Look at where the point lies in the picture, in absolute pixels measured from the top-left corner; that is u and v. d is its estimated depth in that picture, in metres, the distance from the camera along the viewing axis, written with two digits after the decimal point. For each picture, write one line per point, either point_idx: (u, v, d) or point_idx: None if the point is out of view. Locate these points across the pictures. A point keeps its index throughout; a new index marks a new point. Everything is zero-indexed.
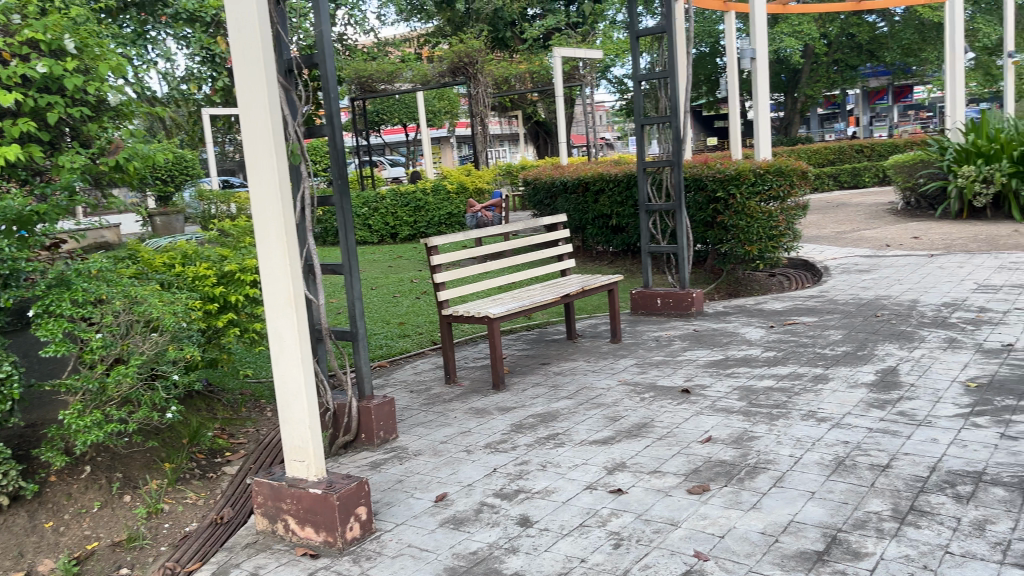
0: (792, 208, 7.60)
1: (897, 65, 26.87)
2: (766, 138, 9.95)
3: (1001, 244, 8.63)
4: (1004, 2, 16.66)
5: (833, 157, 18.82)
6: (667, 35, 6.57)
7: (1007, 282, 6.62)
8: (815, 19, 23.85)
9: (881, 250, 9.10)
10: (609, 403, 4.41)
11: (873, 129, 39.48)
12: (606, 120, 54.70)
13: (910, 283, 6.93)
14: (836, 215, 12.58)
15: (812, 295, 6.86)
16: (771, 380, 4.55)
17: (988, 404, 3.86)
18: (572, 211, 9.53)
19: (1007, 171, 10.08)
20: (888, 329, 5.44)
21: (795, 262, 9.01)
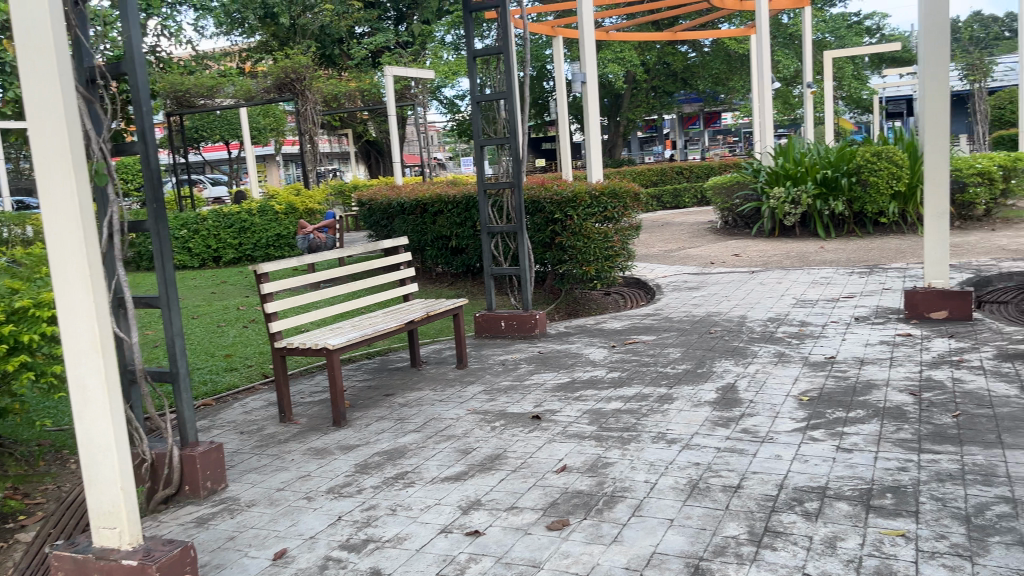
0: (626, 228, 7.80)
1: (708, 93, 28.78)
2: (599, 159, 10.20)
3: (812, 260, 9.29)
4: (800, 38, 18.23)
5: (656, 178, 19.68)
6: (503, 57, 6.53)
7: (821, 296, 7.08)
8: (634, 47, 25.09)
9: (707, 267, 9.53)
10: (459, 435, 4.22)
11: (688, 152, 42.11)
12: (438, 141, 54.92)
13: (737, 299, 7.26)
14: (662, 234, 13.15)
15: (649, 313, 7.01)
16: (619, 402, 4.53)
17: (822, 417, 4.01)
18: (409, 232, 9.31)
19: (812, 192, 10.94)
20: (723, 346, 5.61)
21: (629, 280, 9.30)
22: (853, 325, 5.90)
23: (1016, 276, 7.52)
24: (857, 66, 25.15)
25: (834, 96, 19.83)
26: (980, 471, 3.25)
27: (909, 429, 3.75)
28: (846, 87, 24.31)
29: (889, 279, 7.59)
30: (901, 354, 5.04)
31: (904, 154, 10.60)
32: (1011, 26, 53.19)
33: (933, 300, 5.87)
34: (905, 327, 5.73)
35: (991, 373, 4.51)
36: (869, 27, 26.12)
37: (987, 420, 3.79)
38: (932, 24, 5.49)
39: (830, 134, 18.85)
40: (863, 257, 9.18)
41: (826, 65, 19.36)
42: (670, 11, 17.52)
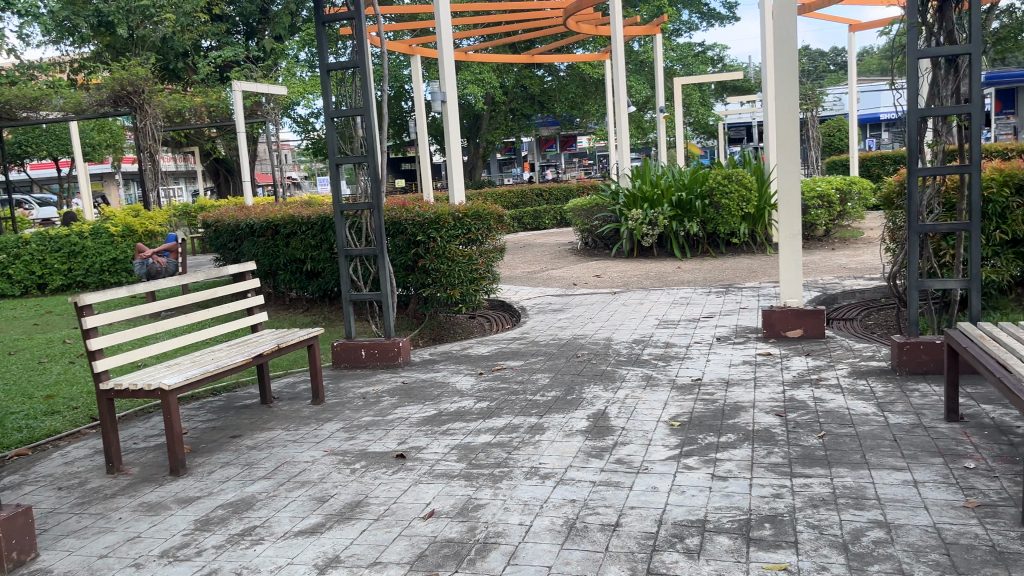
0: (490, 250, 7.63)
1: (564, 117, 29.45)
2: (461, 180, 10.00)
3: (670, 280, 9.48)
4: (651, 65, 18.91)
5: (516, 200, 19.73)
6: (360, 72, 6.21)
7: (682, 316, 7.15)
8: (493, 69, 25.28)
9: (570, 289, 9.52)
10: (315, 480, 3.84)
11: (546, 174, 42.96)
12: (292, 160, 53.35)
13: (601, 321, 7.22)
14: (524, 256, 13.13)
15: (514, 338, 6.84)
16: (488, 435, 4.28)
17: (694, 443, 3.92)
18: (260, 256, 8.74)
19: (668, 214, 11.22)
20: (591, 370, 5.50)
21: (494, 303, 9.14)
22: (716, 345, 5.95)
23: (857, 294, 7.92)
24: (702, 94, 26.47)
25: (683, 122, 20.70)
26: (851, 494, 3.23)
27: (779, 453, 3.72)
28: (694, 114, 25.52)
29: (744, 298, 7.81)
30: (764, 374, 5.09)
31: (752, 177, 11.07)
32: (834, 61, 57.95)
33: (789, 318, 6.01)
34: (765, 346, 5.83)
35: (849, 391, 4.60)
36: (712, 57, 27.58)
37: (852, 439, 3.82)
38: (782, 51, 5.69)
39: (680, 157, 19.61)
40: (718, 276, 9.46)
41: (676, 91, 20.20)
42: (527, 34, 17.69)
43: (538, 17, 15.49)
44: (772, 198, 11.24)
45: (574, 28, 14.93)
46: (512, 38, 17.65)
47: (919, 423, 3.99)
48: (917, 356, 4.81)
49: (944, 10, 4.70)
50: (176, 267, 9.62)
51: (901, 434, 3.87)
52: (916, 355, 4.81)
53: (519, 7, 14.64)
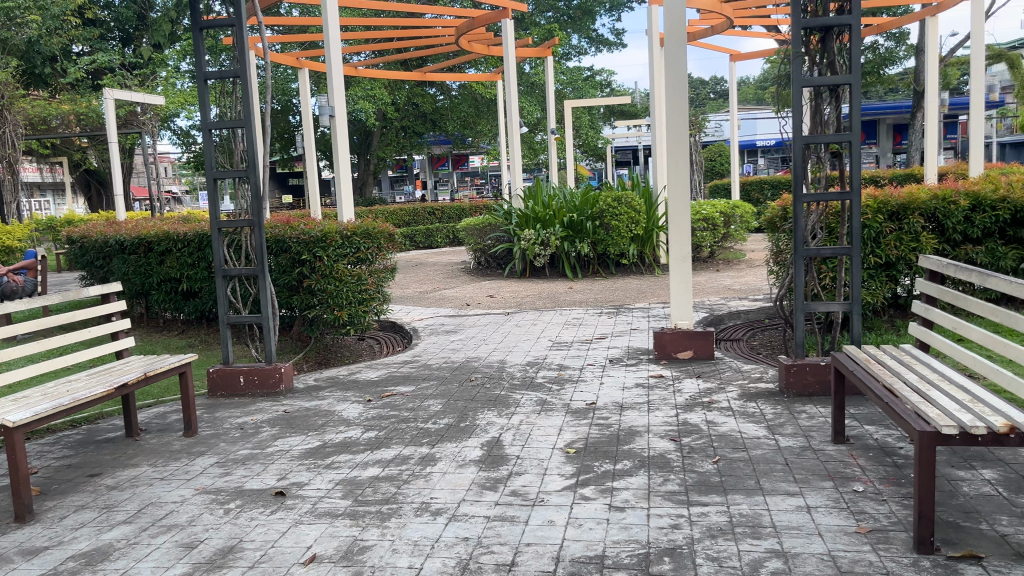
0: (381, 270, 7.36)
1: (456, 136, 29.40)
2: (350, 198, 9.67)
3: (563, 301, 9.47)
4: (542, 86, 19.11)
5: (408, 219, 19.51)
6: (241, 82, 5.87)
7: (575, 338, 7.10)
8: (384, 86, 24.97)
9: (462, 309, 9.35)
10: (183, 524, 3.49)
11: (438, 192, 42.85)
12: (172, 173, 51.10)
13: (494, 343, 7.07)
14: (415, 275, 12.90)
15: (405, 361, 6.60)
16: (376, 468, 4.03)
17: (590, 471, 3.81)
18: (131, 274, 8.16)
19: (559, 235, 11.27)
20: (484, 395, 5.33)
21: (384, 324, 8.86)
22: (609, 367, 5.90)
23: (743, 314, 8.11)
24: (592, 117, 27.01)
25: (573, 143, 21.01)
26: (748, 522, 3.19)
27: (676, 480, 3.66)
28: (583, 136, 26.00)
29: (635, 319, 7.85)
30: (657, 397, 5.05)
31: (641, 200, 11.22)
32: (714, 88, 60.57)
33: (680, 340, 6.04)
34: (657, 368, 5.82)
35: (740, 413, 4.62)
36: (601, 81, 28.22)
37: (746, 464, 3.81)
38: (673, 76, 5.75)
39: (571, 178, 19.85)
40: (610, 297, 9.52)
41: (567, 113, 20.47)
42: (418, 51, 17.47)
43: (430, 34, 15.29)
44: (660, 220, 11.45)
45: (466, 46, 14.82)
46: (402, 55, 17.39)
47: (808, 445, 4.03)
48: (803, 378, 4.89)
49: (826, 41, 4.84)
50: (35, 286, 8.95)
51: (791, 457, 3.89)
52: (802, 376, 4.89)
53: (411, 23, 14.39)
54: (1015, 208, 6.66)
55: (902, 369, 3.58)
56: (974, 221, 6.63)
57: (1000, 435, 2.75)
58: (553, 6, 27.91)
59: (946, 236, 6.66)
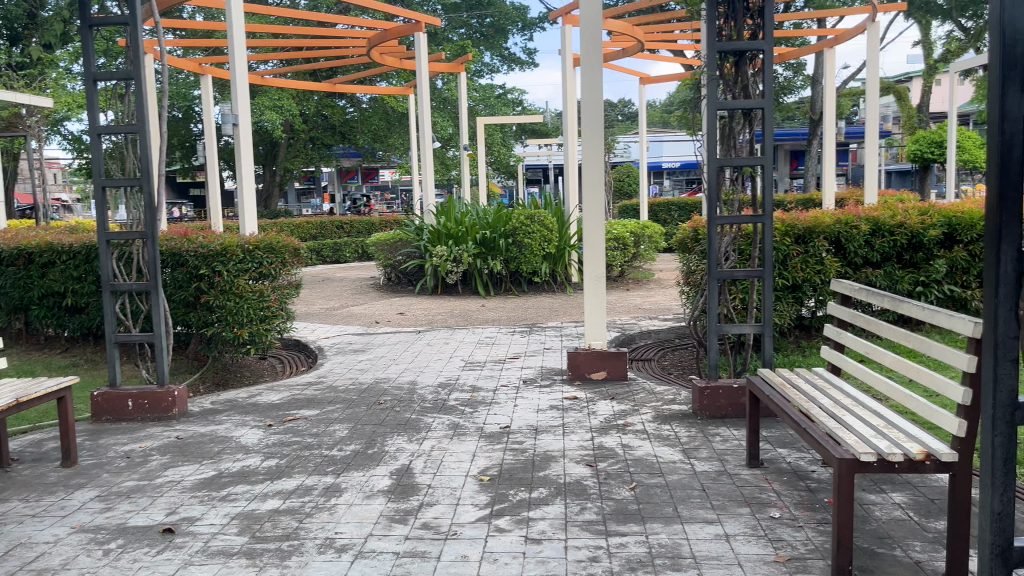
0: (285, 286, 7.04)
1: (366, 149, 28.93)
2: (253, 211, 9.27)
3: (475, 319, 9.32)
4: (455, 102, 19.00)
5: (315, 232, 19.02)
6: (134, 84, 5.50)
7: (488, 358, 6.94)
8: (292, 96, 24.38)
9: (371, 327, 9.06)
10: (55, 568, 3.14)
11: (347, 206, 42.17)
12: (62, 180, 48.51)
13: (404, 363, 6.84)
14: (322, 291, 12.51)
15: (310, 382, 6.29)
16: (275, 501, 3.76)
17: (505, 501, 3.65)
18: (8, 287, 7.54)
19: (472, 252, 11.12)
20: (393, 419, 5.10)
21: (287, 343, 8.51)
22: (523, 388, 5.77)
23: (654, 334, 8.15)
24: (504, 134, 27.11)
25: (485, 160, 20.96)
26: (668, 554, 3.09)
27: (593, 509, 3.54)
28: (495, 152, 26.03)
29: (548, 339, 7.76)
30: (572, 420, 4.94)
31: (553, 218, 11.19)
32: (622, 109, 62.01)
33: (594, 361, 5.97)
34: (571, 389, 5.72)
35: (655, 437, 4.56)
36: (513, 99, 28.39)
37: (663, 491, 3.73)
38: (588, 95, 5.72)
39: (483, 195, 19.79)
40: (522, 315, 9.43)
41: (479, 130, 20.41)
42: (328, 60, 17.07)
43: (341, 44, 14.93)
44: (572, 239, 11.47)
45: (378, 59, 14.55)
46: (312, 65, 16.94)
47: (723, 470, 3.99)
48: (716, 400, 4.88)
49: (740, 66, 4.90)
50: None
51: (708, 482, 3.83)
52: (715, 399, 4.88)
53: (321, 32, 14.01)
54: (912, 233, 6.92)
55: (815, 394, 3.58)
56: (875, 246, 6.86)
57: (916, 462, 2.75)
58: (466, 22, 27.94)
59: (848, 259, 6.86)
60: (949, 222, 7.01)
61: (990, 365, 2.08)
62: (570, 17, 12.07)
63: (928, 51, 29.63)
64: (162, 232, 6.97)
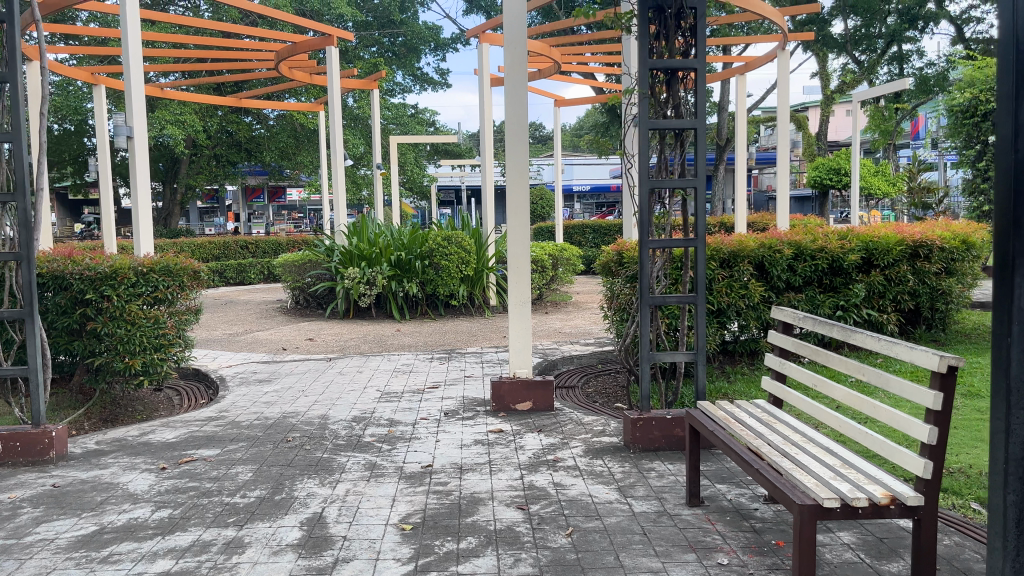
0: (182, 312, 6.48)
1: (273, 167, 28.04)
2: (149, 230, 8.60)
3: (389, 344, 8.91)
4: (369, 121, 18.50)
5: (218, 252, 18.15)
6: (10, 87, 4.91)
7: (405, 387, 6.55)
8: (195, 111, 23.40)
9: (278, 354, 8.52)
10: None
11: (252, 225, 40.89)
12: None
13: (315, 394, 6.38)
14: (225, 314, 11.83)
15: (210, 417, 5.76)
16: (167, 561, 3.29)
17: (431, 554, 3.29)
18: None
19: (386, 274, 10.70)
20: (303, 459, 4.66)
21: (186, 372, 7.88)
22: (444, 421, 5.40)
23: (576, 359, 7.93)
24: (417, 154, 26.76)
25: (399, 180, 20.50)
26: None
27: (528, 560, 3.22)
28: (408, 172, 25.63)
29: (468, 365, 7.44)
30: (498, 456, 4.61)
31: (471, 240, 10.88)
32: (533, 132, 62.70)
33: (519, 390, 5.67)
34: (496, 421, 5.40)
35: (588, 473, 4.28)
36: (426, 119, 28.09)
37: (601, 536, 3.45)
38: (513, 112, 5.47)
39: (396, 215, 19.35)
40: (440, 340, 9.07)
41: (392, 150, 20.00)
42: (234, 74, 16.37)
43: (247, 56, 14.30)
44: (489, 261, 11.21)
45: (287, 73, 13.99)
46: (215, 77, 16.20)
47: (663, 510, 3.74)
48: (648, 432, 4.65)
49: (672, 84, 4.74)
50: None
51: (648, 525, 3.57)
52: (648, 432, 4.65)
53: (226, 43, 13.36)
54: (832, 258, 6.94)
55: (762, 429, 3.39)
56: (797, 270, 6.85)
57: (880, 507, 2.55)
58: (378, 41, 27.56)
59: (771, 283, 6.82)
60: (867, 247, 7.09)
61: (1004, 412, 2.16)
62: (487, 37, 11.88)
63: (825, 82, 31.00)
64: (44, 253, 6.30)
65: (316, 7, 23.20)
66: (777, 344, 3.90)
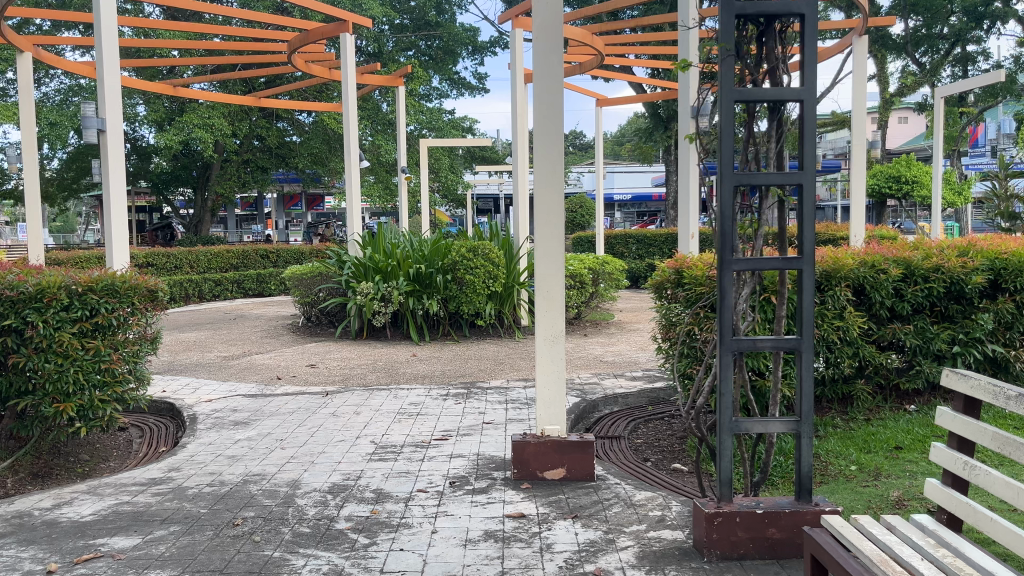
0: (134, 342, 5.23)
1: (306, 174, 27.09)
2: (126, 235, 7.41)
3: (401, 374, 7.63)
4: (399, 124, 17.16)
5: (237, 261, 17.05)
6: None
7: (407, 439, 5.22)
8: (224, 114, 22.53)
9: (269, 385, 7.25)
10: None
11: (288, 234, 40.28)
12: None
13: (293, 448, 5.08)
14: (229, 332, 10.68)
15: (152, 480, 4.50)
16: None
17: None
18: None
19: (404, 289, 9.44)
20: (244, 561, 3.34)
21: (160, 408, 6.71)
22: (448, 498, 4.06)
23: (620, 400, 6.55)
24: (452, 160, 25.54)
25: (429, 186, 18.96)
26: None
27: None
28: (443, 179, 24.43)
29: (489, 408, 6.05)
30: (516, 564, 3.27)
31: (500, 251, 9.56)
32: (574, 142, 61.26)
33: (549, 454, 4.31)
34: (516, 499, 4.04)
35: None
36: (464, 125, 26.88)
37: None
38: (543, 87, 4.18)
39: (426, 222, 18.09)
40: (460, 369, 7.77)
41: (421, 154, 18.73)
42: (254, 71, 15.29)
43: (263, 49, 13.18)
44: (521, 276, 9.86)
45: (307, 66, 12.77)
46: (234, 73, 15.14)
47: None
48: (730, 534, 3.27)
49: (767, 36, 3.37)
50: None
51: None
52: (730, 532, 3.27)
53: (238, 33, 12.23)
54: (950, 280, 5.48)
55: None
56: (905, 296, 5.43)
57: None
58: (414, 44, 26.47)
59: (871, 311, 5.42)
60: (992, 266, 5.60)
61: None
62: (520, 23, 10.52)
63: (884, 86, 29.10)
64: None
65: (347, 7, 22.15)
66: (964, 433, 2.51)
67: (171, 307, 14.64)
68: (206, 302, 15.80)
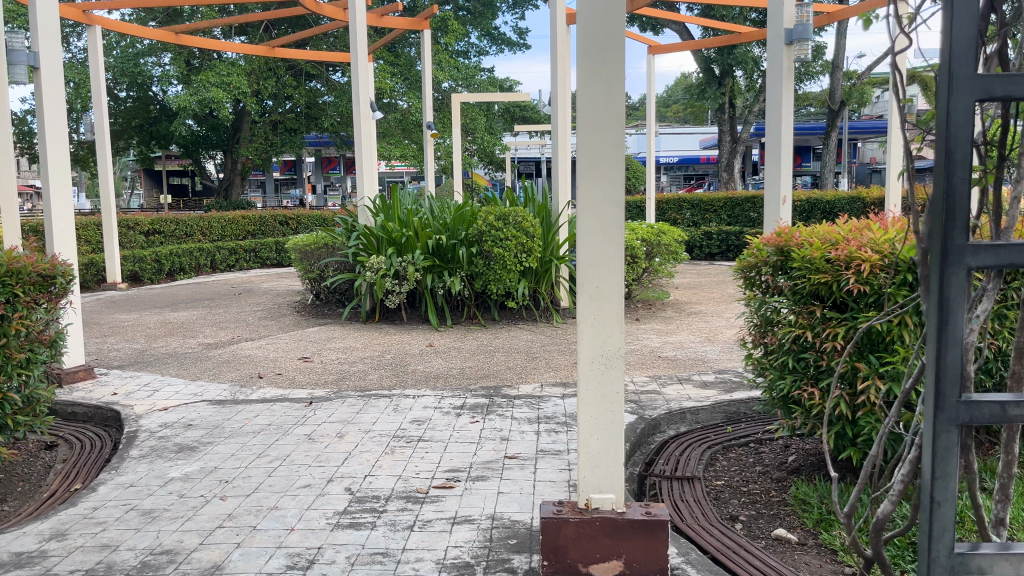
0: (19, 345, 3.77)
1: (337, 137, 25.62)
2: (68, 195, 5.97)
3: (410, 373, 6.14)
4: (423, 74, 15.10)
5: (254, 228, 15.75)
6: None
7: (396, 485, 3.72)
8: (247, 72, 21.03)
9: (245, 387, 5.83)
10: None
11: (327, 199, 39.00)
12: None
13: (235, 498, 3.62)
14: (227, 311, 9.32)
15: (13, 559, 3.07)
16: None
17: None
18: None
19: (421, 265, 7.91)
20: None
21: (105, 417, 5.33)
22: None
23: (689, 418, 4.98)
24: (490, 121, 23.76)
25: (461, 144, 17.17)
26: None
27: None
28: (480, 140, 22.70)
29: (515, 431, 4.53)
30: None
31: (536, 220, 7.98)
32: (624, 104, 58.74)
33: (595, 539, 2.79)
34: None
35: None
36: (504, 83, 25.05)
37: None
38: None
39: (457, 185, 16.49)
40: (484, 367, 6.24)
41: (453, 110, 16.99)
42: (264, 15, 13.67)
43: None
44: (560, 248, 8.29)
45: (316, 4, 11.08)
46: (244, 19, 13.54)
47: None
48: None
49: None
50: None
51: None
52: None
53: None
54: None
55: None
56: None
57: None
58: None
59: None
60: None
61: None
62: None
63: None
64: None
65: None
66: None
67: (179, 280, 13.37)
68: (219, 272, 14.55)
